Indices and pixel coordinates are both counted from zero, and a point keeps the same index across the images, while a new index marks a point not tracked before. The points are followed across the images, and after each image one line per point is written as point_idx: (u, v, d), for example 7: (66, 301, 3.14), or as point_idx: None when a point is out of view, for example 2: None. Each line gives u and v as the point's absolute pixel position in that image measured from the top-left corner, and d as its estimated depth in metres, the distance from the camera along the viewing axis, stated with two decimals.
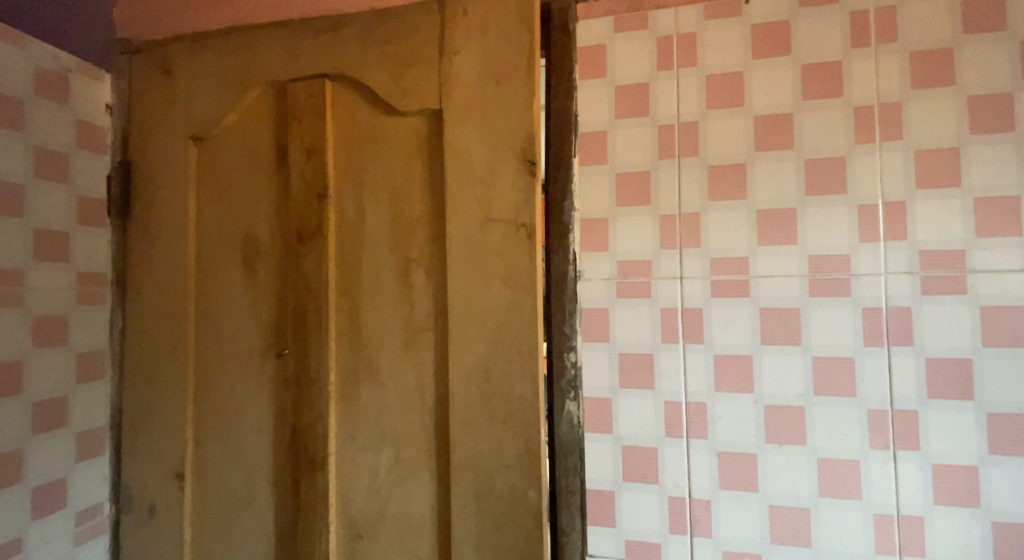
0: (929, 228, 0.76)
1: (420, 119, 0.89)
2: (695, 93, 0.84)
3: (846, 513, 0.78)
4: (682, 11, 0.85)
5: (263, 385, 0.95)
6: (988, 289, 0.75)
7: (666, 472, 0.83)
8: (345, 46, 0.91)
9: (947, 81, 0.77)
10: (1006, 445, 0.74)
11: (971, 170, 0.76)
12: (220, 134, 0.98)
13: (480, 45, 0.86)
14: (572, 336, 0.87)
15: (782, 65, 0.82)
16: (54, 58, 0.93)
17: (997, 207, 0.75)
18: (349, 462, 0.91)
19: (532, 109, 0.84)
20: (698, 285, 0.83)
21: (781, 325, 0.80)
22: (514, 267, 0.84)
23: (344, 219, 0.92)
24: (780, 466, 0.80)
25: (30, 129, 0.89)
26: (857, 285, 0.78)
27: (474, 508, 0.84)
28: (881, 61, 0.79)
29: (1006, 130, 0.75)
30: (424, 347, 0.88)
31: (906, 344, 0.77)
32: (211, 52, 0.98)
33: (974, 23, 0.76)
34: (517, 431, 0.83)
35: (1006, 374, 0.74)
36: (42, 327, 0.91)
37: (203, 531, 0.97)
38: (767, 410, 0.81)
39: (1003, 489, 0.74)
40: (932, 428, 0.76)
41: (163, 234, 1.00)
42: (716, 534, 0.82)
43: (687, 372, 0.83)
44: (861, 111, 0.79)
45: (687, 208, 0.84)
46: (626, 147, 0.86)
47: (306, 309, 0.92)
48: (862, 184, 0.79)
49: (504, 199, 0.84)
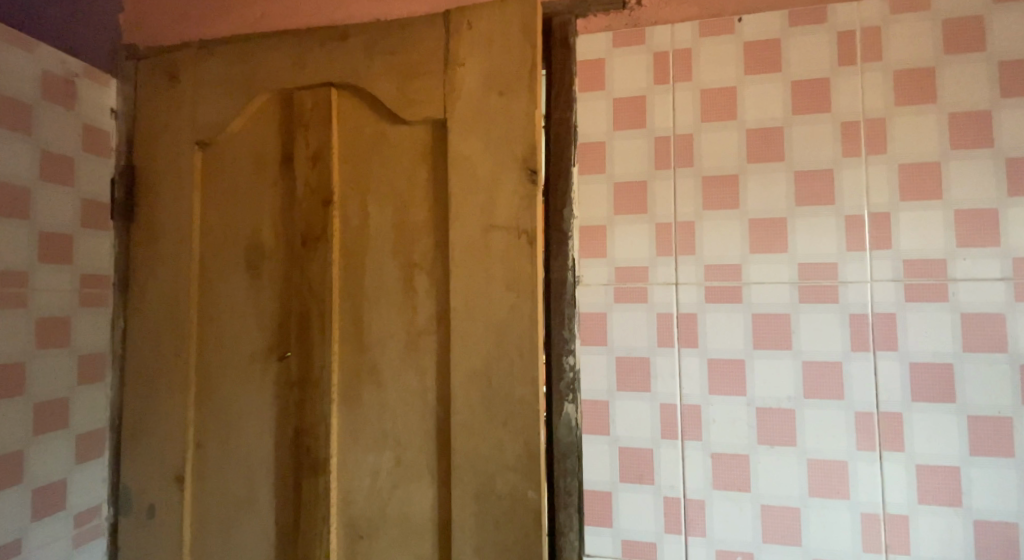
0: (913, 238, 0.80)
1: (425, 128, 0.92)
2: (690, 107, 0.88)
3: (834, 512, 0.81)
4: (679, 27, 0.89)
5: (265, 387, 0.96)
6: (969, 295, 0.78)
7: (663, 473, 0.86)
8: (352, 56, 0.94)
9: (929, 99, 0.81)
10: (985, 447, 0.77)
11: (952, 184, 0.79)
12: (225, 139, 1.00)
13: (484, 57, 0.89)
14: (571, 340, 0.90)
15: (774, 80, 0.85)
16: (62, 63, 0.95)
17: (976, 219, 0.78)
18: (350, 463, 0.92)
19: (533, 119, 0.87)
20: (693, 290, 0.86)
21: (772, 329, 0.84)
22: (514, 272, 0.86)
23: (349, 224, 0.94)
24: (770, 466, 0.83)
25: (37, 132, 0.90)
26: (844, 292, 0.82)
27: (475, 509, 0.86)
28: (866, 79, 0.83)
29: (985, 146, 0.79)
30: (426, 349, 0.90)
31: (891, 349, 0.80)
32: (218, 59, 1.00)
33: (954, 44, 0.80)
34: (517, 434, 0.85)
35: (986, 379, 0.77)
36: (45, 328, 0.92)
37: (203, 533, 0.98)
38: (759, 412, 0.83)
39: (984, 489, 0.77)
40: (917, 429, 0.79)
41: (167, 236, 1.01)
42: (710, 533, 0.84)
43: (683, 375, 0.86)
44: (848, 126, 0.83)
45: (682, 217, 0.87)
46: (624, 157, 0.89)
47: (309, 312, 0.93)
48: (849, 195, 0.82)
49: (506, 206, 0.87)
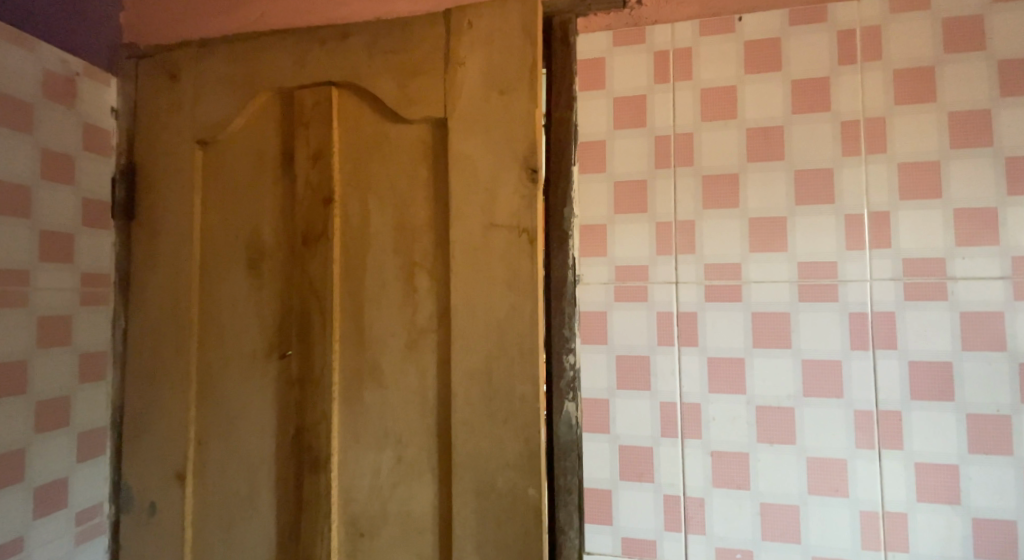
0: (913, 237, 0.80)
1: (425, 127, 0.92)
2: (690, 106, 0.88)
3: (833, 509, 0.81)
4: (679, 26, 0.89)
5: (266, 386, 0.96)
6: (968, 294, 0.78)
7: (663, 471, 0.86)
8: (352, 55, 0.94)
9: (929, 98, 0.81)
10: (984, 445, 0.77)
11: (951, 183, 0.80)
12: (226, 138, 1.00)
13: (484, 56, 0.89)
14: (571, 339, 0.90)
15: (774, 79, 0.85)
16: (63, 62, 0.95)
17: (975, 218, 0.79)
18: (351, 461, 0.93)
19: (534, 118, 0.87)
20: (693, 288, 0.86)
21: (772, 327, 0.84)
22: (514, 271, 0.87)
23: (349, 223, 0.94)
24: (770, 464, 0.83)
25: (39, 131, 0.90)
26: (844, 291, 0.82)
27: (475, 507, 0.86)
28: (866, 78, 0.83)
29: (984, 145, 0.79)
30: (427, 348, 0.90)
31: (890, 347, 0.80)
32: (218, 57, 1.00)
33: (954, 43, 0.80)
34: (517, 432, 0.86)
35: (986, 377, 0.78)
36: (46, 327, 0.92)
37: (205, 531, 0.98)
38: (759, 410, 0.84)
39: (983, 487, 0.77)
40: (916, 428, 0.79)
41: (168, 235, 1.01)
42: (709, 530, 0.84)
43: (683, 373, 0.86)
44: (848, 125, 0.83)
45: (682, 216, 0.87)
46: (624, 156, 0.89)
47: (310, 310, 0.94)
48: (849, 194, 0.83)
49: (506, 205, 0.87)
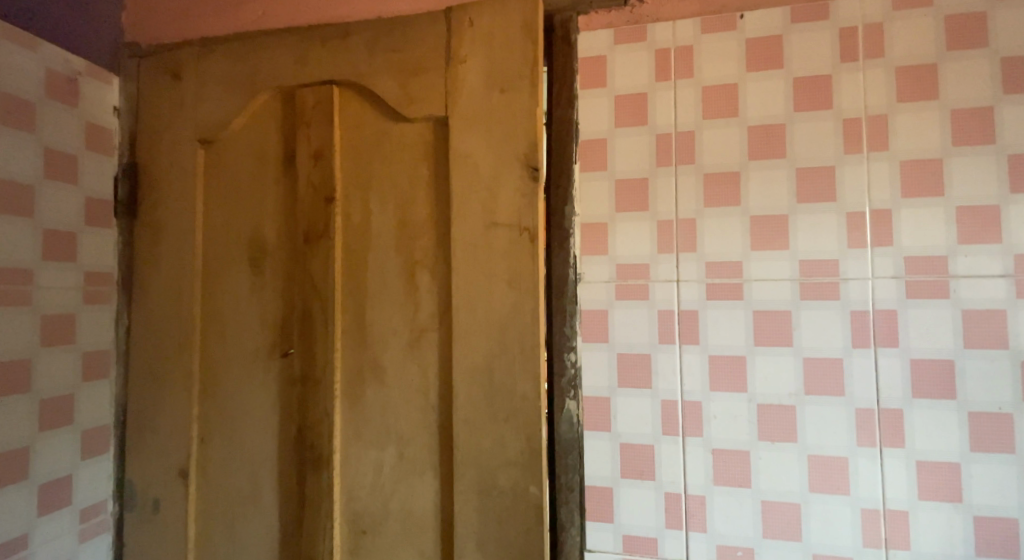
0: (914, 235, 0.80)
1: (426, 126, 0.92)
2: (691, 104, 0.88)
3: (834, 507, 0.81)
4: (680, 24, 0.89)
5: (268, 384, 0.97)
6: (970, 292, 0.78)
7: (664, 469, 0.86)
8: (353, 53, 0.94)
9: (931, 95, 0.80)
10: (986, 443, 0.77)
11: (953, 181, 0.79)
12: (227, 137, 1.00)
13: (485, 54, 0.89)
14: (572, 337, 0.90)
15: (774, 76, 0.85)
16: (65, 62, 0.95)
17: (977, 216, 0.78)
18: (353, 459, 0.93)
19: (534, 117, 0.87)
20: (695, 286, 0.86)
21: (773, 325, 0.84)
22: (516, 269, 0.87)
23: (351, 221, 0.94)
24: (771, 462, 0.83)
25: (42, 130, 0.91)
26: (845, 289, 0.82)
27: (477, 505, 0.87)
28: (868, 75, 0.83)
29: (987, 143, 0.79)
30: (428, 346, 0.91)
31: (892, 346, 0.80)
32: (220, 56, 1.00)
33: (957, 40, 0.80)
34: (519, 430, 0.86)
35: (988, 375, 0.78)
36: (50, 325, 0.92)
37: (208, 529, 0.98)
38: (760, 409, 0.84)
39: (985, 485, 0.77)
40: (918, 426, 0.79)
41: (170, 233, 1.01)
42: (710, 528, 0.85)
43: (684, 372, 0.86)
44: (849, 122, 0.83)
45: (684, 214, 0.87)
46: (625, 154, 0.89)
47: (312, 309, 0.94)
48: (850, 192, 0.82)
49: (508, 203, 0.87)
